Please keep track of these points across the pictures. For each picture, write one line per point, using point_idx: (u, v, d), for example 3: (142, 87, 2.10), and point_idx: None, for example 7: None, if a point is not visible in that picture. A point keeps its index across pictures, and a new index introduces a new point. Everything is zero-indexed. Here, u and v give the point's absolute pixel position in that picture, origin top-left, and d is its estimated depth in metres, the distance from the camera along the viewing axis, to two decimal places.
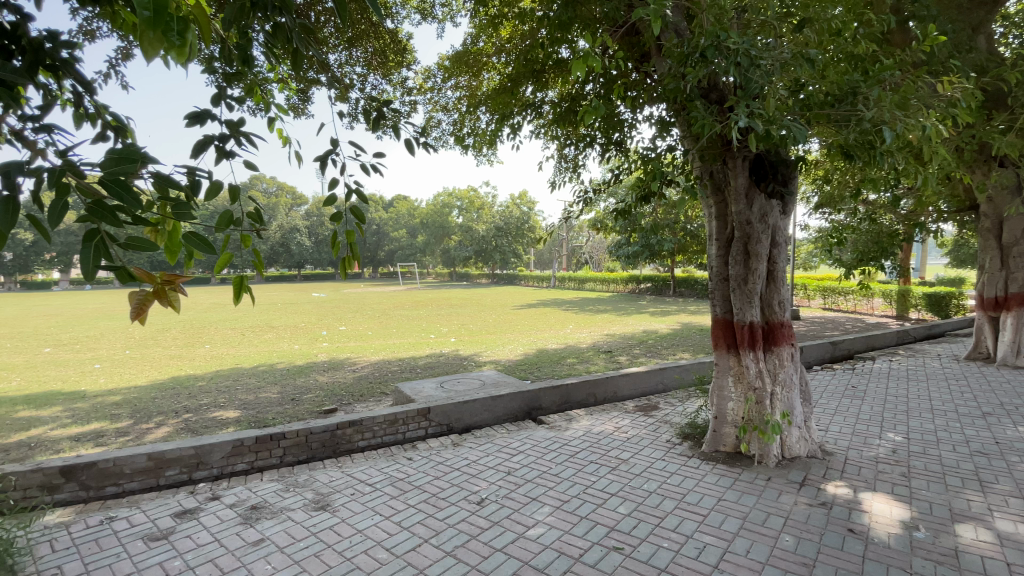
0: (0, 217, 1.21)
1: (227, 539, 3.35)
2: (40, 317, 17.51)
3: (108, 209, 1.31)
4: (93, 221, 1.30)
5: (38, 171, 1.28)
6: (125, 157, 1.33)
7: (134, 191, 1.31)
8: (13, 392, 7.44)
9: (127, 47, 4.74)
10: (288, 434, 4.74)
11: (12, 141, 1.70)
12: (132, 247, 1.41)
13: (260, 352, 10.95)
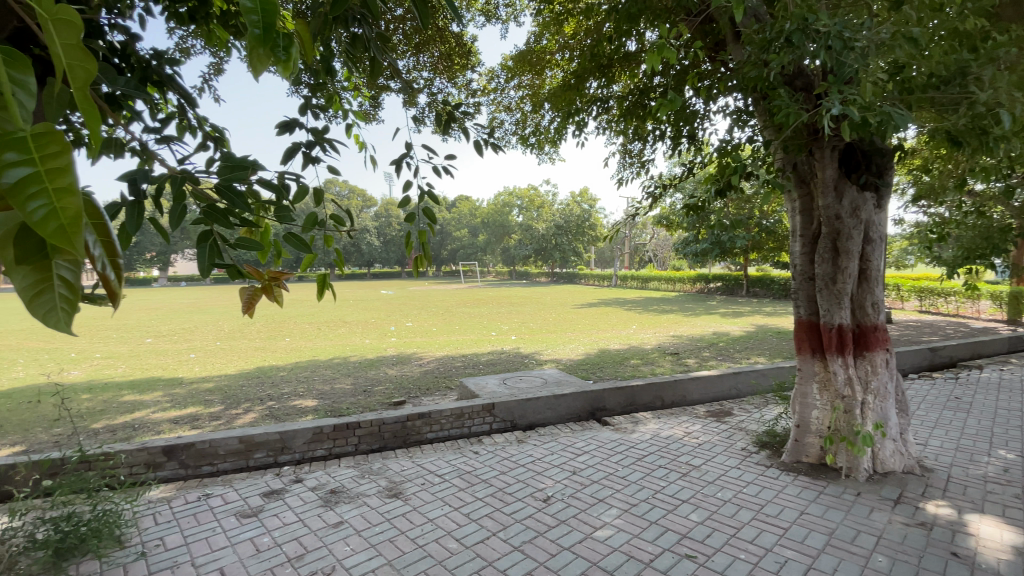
0: (130, 220, 1.35)
1: (310, 520, 3.59)
2: (149, 311, 19.58)
3: (221, 213, 1.44)
4: (208, 222, 1.44)
5: (160, 178, 1.42)
6: (236, 165, 1.45)
7: (244, 197, 1.43)
8: (124, 378, 8.38)
9: (219, 63, 5.18)
10: (362, 423, 5.00)
11: (133, 151, 1.90)
12: (240, 247, 1.54)
13: (334, 346, 11.60)
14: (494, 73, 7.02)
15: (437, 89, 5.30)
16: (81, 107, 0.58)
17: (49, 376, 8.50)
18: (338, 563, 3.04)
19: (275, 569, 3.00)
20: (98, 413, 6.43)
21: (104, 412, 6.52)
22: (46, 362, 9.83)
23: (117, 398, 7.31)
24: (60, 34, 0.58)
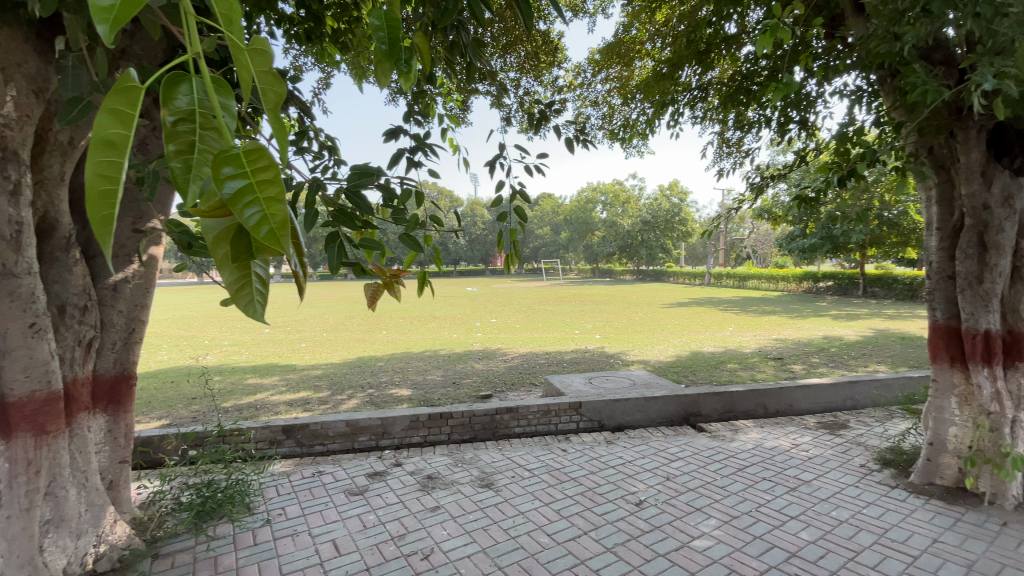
0: None
1: (409, 502, 3.82)
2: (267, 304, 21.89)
3: (348, 217, 1.58)
4: (335, 225, 1.58)
5: (298, 185, 1.58)
6: (363, 172, 1.58)
7: (368, 202, 1.56)
8: (248, 363, 9.47)
9: (327, 76, 5.64)
10: (455, 414, 5.21)
11: None
12: (362, 247, 1.67)
13: (425, 339, 12.18)
14: (580, 68, 6.93)
15: (524, 88, 5.35)
16: (268, 121, 0.65)
17: (190, 360, 9.82)
18: (435, 546, 3.19)
19: (380, 545, 3.23)
20: (228, 394, 7.32)
21: (233, 392, 7.41)
22: (188, 347, 11.37)
23: (243, 381, 8.26)
24: (252, 60, 0.66)
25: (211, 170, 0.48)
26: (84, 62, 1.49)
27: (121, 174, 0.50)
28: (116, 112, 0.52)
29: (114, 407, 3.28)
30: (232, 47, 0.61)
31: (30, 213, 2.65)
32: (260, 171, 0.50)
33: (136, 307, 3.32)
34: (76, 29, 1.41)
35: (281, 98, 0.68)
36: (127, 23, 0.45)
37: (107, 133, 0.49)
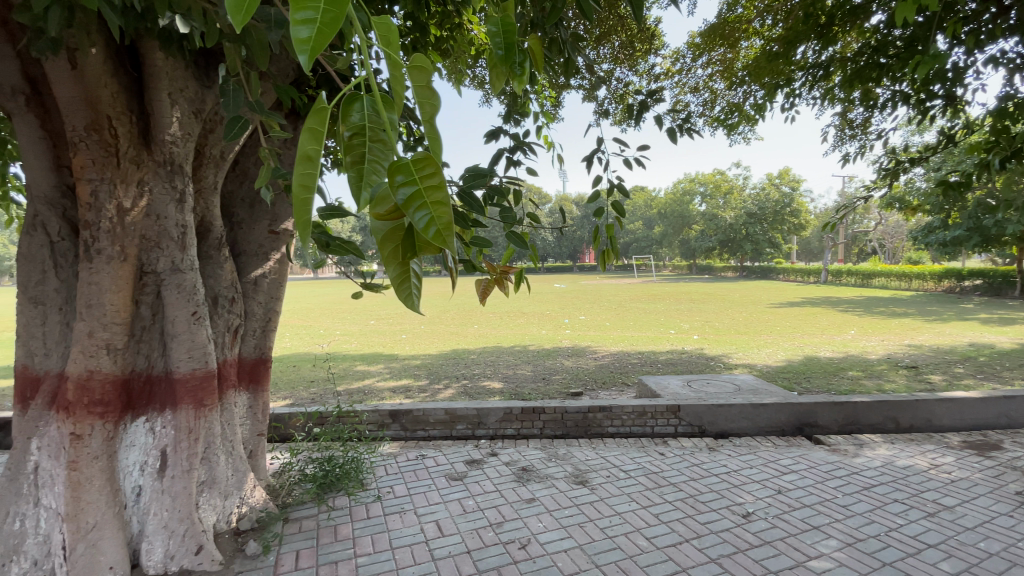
0: None
1: (506, 491, 3.94)
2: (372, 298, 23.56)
3: (461, 216, 1.66)
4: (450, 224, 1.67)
5: None
6: (477, 174, 1.65)
7: (480, 202, 1.63)
8: (356, 352, 10.29)
9: None
10: (548, 409, 5.26)
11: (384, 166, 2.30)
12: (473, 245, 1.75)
13: (515, 334, 12.38)
14: (679, 53, 6.60)
15: (617, 80, 5.23)
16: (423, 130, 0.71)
17: (308, 347, 10.90)
18: (532, 537, 3.26)
19: (480, 530, 3.36)
20: (340, 379, 8.01)
21: (344, 378, 8.10)
22: (305, 335, 12.60)
23: (352, 368, 8.99)
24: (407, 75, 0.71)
25: (387, 178, 0.54)
26: (241, 85, 1.72)
27: (315, 184, 0.58)
28: (313, 130, 0.59)
29: (254, 385, 3.73)
30: (395, 66, 0.68)
31: (193, 217, 3.11)
32: (427, 177, 0.55)
33: (272, 298, 3.75)
34: (235, 58, 1.64)
35: (434, 109, 0.73)
36: (323, 51, 0.47)
37: (306, 149, 0.57)
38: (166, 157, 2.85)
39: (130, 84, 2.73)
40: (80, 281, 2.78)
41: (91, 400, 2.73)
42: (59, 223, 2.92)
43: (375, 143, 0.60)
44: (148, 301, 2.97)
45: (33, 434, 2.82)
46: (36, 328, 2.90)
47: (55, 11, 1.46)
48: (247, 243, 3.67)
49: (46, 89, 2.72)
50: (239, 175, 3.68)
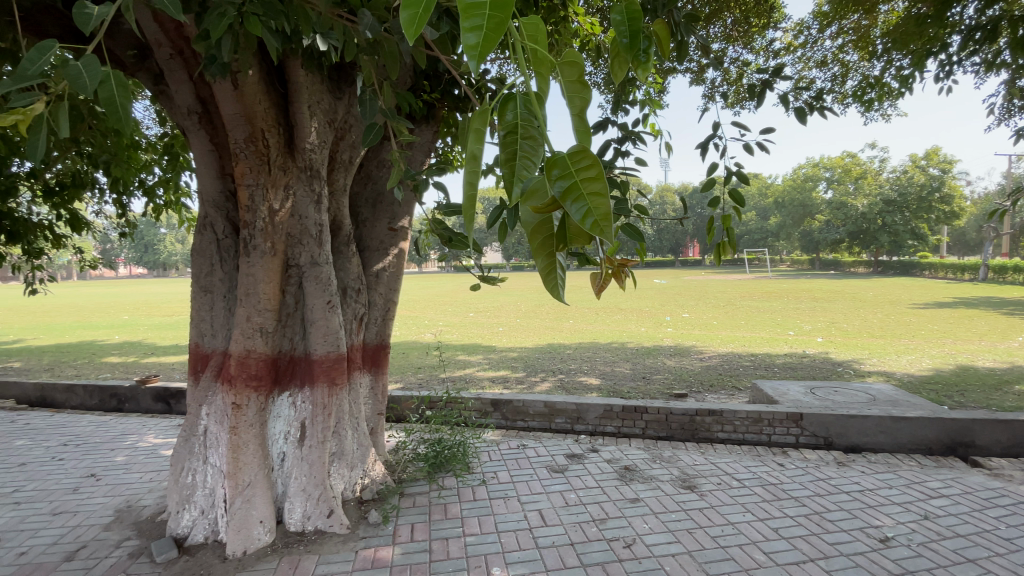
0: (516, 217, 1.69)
1: (608, 488, 3.90)
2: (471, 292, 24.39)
3: None
4: None
5: None
6: None
7: None
8: (458, 342, 10.79)
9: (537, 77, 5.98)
10: (651, 409, 5.09)
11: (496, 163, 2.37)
12: None
13: (613, 330, 12.13)
14: (803, 25, 5.95)
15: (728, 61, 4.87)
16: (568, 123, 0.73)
17: (415, 336, 11.64)
18: (638, 537, 3.20)
19: (583, 524, 3.37)
20: (443, 367, 8.43)
21: (447, 366, 8.54)
22: (411, 325, 13.41)
23: (453, 358, 9.41)
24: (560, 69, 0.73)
25: (545, 173, 0.57)
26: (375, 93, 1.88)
27: (477, 182, 0.63)
28: (475, 131, 0.65)
29: (375, 368, 4.06)
30: (542, 65, 0.71)
31: (328, 216, 3.48)
32: (583, 170, 0.57)
33: (391, 290, 4.07)
34: (371, 71, 1.79)
35: (584, 103, 0.74)
36: (490, 55, 0.51)
37: (470, 149, 0.63)
38: (307, 163, 3.21)
39: (279, 99, 3.10)
40: (240, 273, 3.24)
41: (248, 375, 3.17)
42: (223, 223, 3.42)
43: (527, 139, 0.62)
44: (292, 290, 3.38)
45: (203, 402, 3.34)
46: (205, 312, 3.42)
47: (229, 42, 1.73)
48: (369, 239, 4.01)
49: (215, 108, 3.18)
50: (364, 177, 4.03)
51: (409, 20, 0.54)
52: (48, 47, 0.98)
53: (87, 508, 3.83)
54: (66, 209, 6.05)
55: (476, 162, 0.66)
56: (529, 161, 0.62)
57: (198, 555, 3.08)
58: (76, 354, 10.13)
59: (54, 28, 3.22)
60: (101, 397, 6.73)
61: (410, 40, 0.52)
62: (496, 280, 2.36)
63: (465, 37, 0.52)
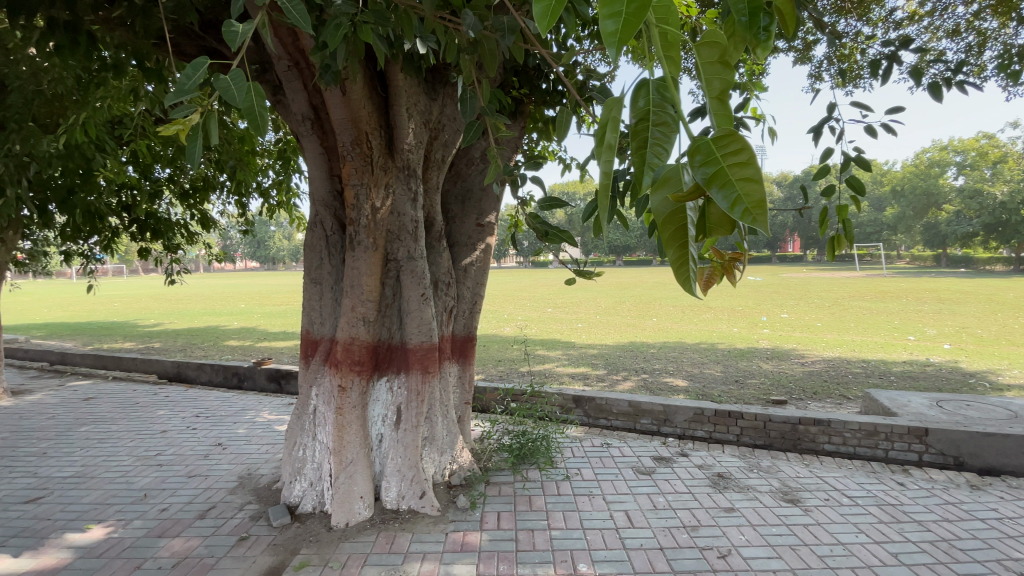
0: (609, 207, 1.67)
1: (700, 495, 3.73)
2: (550, 287, 24.37)
3: None
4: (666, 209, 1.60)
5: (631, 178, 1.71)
6: None
7: None
8: (538, 337, 10.85)
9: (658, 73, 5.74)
10: (746, 415, 4.78)
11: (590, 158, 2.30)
12: None
13: (700, 330, 11.53)
14: None
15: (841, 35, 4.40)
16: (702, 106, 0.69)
17: (496, 330, 11.89)
18: (733, 548, 3.03)
19: (672, 529, 3.25)
20: (523, 361, 8.52)
21: (527, 360, 8.62)
22: (492, 319, 13.70)
23: (533, 353, 9.47)
24: (700, 55, 0.70)
25: (685, 160, 0.56)
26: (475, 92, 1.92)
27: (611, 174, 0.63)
28: (607, 122, 0.65)
29: (463, 359, 4.18)
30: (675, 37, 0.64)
31: (422, 213, 3.65)
32: (729, 155, 0.54)
33: (478, 284, 4.18)
34: (470, 69, 1.83)
35: (725, 84, 0.68)
36: (629, 43, 0.51)
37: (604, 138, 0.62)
38: (405, 163, 3.39)
39: (381, 104, 3.30)
40: (346, 266, 3.50)
41: (352, 361, 3.42)
42: (331, 220, 3.70)
43: (659, 125, 0.63)
44: (390, 283, 3.58)
45: (313, 383, 3.66)
46: (315, 302, 3.73)
47: (342, 51, 1.87)
48: (459, 235, 4.14)
49: (325, 114, 3.44)
50: (454, 175, 4.17)
51: (544, 13, 0.55)
52: (200, 63, 1.01)
53: (216, 473, 4.35)
54: (199, 209, 6.88)
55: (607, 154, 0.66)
56: (660, 147, 0.63)
57: (308, 523, 3.38)
58: (204, 337, 11.53)
59: (192, 49, 3.70)
60: (225, 376, 7.61)
61: (544, 33, 0.54)
62: (592, 274, 2.33)
63: (606, 22, 0.52)
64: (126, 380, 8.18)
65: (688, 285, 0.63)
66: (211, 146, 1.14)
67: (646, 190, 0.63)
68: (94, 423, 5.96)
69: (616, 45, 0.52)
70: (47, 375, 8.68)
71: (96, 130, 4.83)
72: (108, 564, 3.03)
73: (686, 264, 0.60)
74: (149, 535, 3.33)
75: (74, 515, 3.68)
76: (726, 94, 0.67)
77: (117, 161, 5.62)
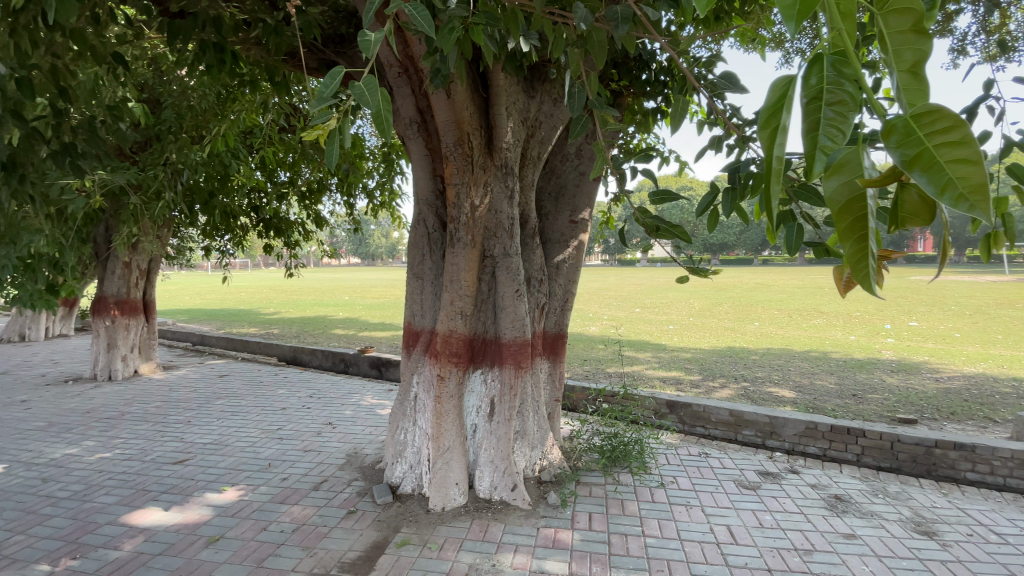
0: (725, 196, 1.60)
1: (813, 517, 3.41)
2: (640, 287, 23.55)
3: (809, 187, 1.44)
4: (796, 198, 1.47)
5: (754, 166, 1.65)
6: None
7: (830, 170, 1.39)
8: (627, 337, 10.55)
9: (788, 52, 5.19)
10: (869, 433, 4.28)
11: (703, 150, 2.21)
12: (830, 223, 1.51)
13: (810, 337, 10.51)
14: None
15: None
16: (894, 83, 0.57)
17: (582, 328, 11.76)
18: None
19: (782, 550, 3.01)
20: (611, 361, 8.33)
21: (615, 361, 8.41)
22: (579, 317, 13.55)
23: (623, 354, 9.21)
24: (886, 24, 0.61)
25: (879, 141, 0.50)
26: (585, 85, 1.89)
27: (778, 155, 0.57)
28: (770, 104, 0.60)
29: (553, 355, 4.18)
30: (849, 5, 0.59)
31: (518, 211, 3.71)
32: (937, 137, 0.48)
33: (570, 281, 4.17)
34: (579, 62, 1.80)
35: (921, 56, 0.58)
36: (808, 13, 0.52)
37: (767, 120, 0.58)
38: (503, 161, 3.46)
39: (481, 104, 3.38)
40: (445, 262, 3.64)
41: (450, 352, 3.57)
42: (433, 219, 3.89)
43: (833, 105, 0.56)
44: (486, 279, 3.68)
45: (414, 372, 3.87)
46: (417, 296, 3.93)
47: (454, 56, 1.94)
48: (552, 232, 4.15)
49: (429, 116, 3.60)
50: (548, 172, 4.18)
51: None
52: (336, 72, 1.08)
53: (327, 450, 4.76)
54: (313, 209, 7.54)
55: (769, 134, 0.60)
56: (835, 130, 0.56)
57: (408, 503, 3.59)
58: (315, 326, 12.63)
59: (313, 62, 4.07)
60: (333, 361, 8.31)
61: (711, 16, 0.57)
62: (708, 272, 2.19)
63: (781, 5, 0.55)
64: (252, 361, 9.20)
65: (868, 288, 0.55)
66: (346, 149, 1.23)
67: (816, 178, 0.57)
68: (227, 398, 6.79)
69: (794, 19, 0.54)
70: (190, 354, 10.03)
71: (233, 140, 5.48)
72: (241, 523, 3.44)
73: (869, 257, 0.52)
74: (272, 501, 3.73)
75: (213, 477, 4.22)
76: (922, 66, 0.57)
77: (248, 167, 6.33)
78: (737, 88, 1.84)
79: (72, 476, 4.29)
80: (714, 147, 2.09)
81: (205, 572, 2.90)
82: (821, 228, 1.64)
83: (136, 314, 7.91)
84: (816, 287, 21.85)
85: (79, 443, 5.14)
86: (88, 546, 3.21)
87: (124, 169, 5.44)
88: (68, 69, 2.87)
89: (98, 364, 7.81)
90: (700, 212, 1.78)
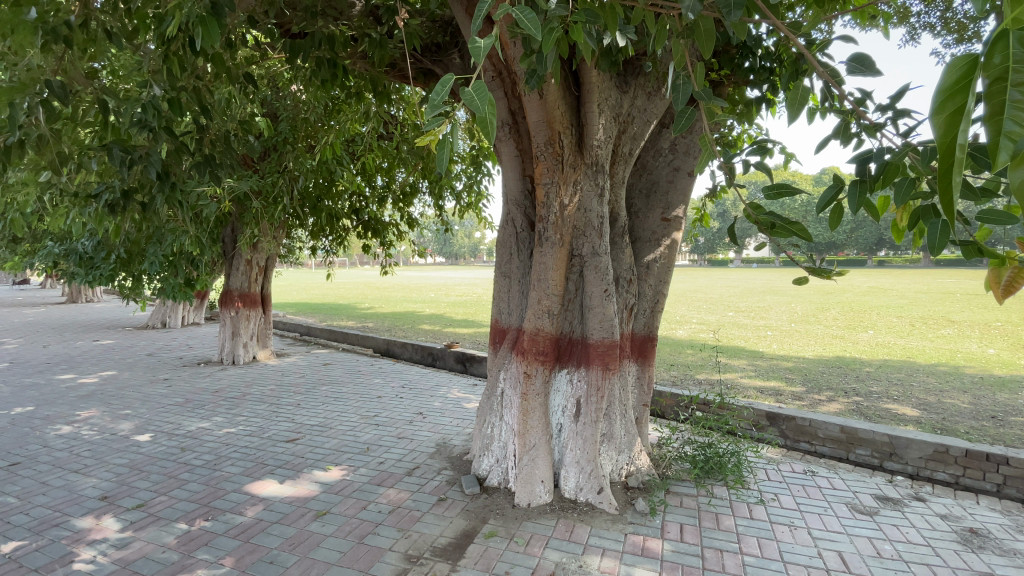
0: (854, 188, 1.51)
1: (942, 551, 3.01)
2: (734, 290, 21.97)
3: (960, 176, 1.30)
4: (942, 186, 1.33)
5: (889, 156, 1.53)
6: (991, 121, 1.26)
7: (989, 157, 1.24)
8: (718, 342, 9.97)
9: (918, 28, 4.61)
10: (1014, 461, 3.69)
11: (828, 140, 2.03)
12: (988, 219, 1.34)
13: (938, 349, 9.24)
14: None
15: None
16: None
17: (669, 331, 11.32)
18: None
19: None
20: (701, 368, 7.90)
21: (705, 367, 7.99)
22: (666, 320, 13.00)
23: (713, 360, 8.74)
24: None
25: None
26: (691, 78, 1.81)
27: (955, 139, 0.51)
28: (952, 89, 0.54)
29: (642, 358, 4.05)
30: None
31: (608, 209, 3.66)
32: None
33: (661, 282, 4.03)
34: (684, 53, 1.72)
35: None
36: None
37: (953, 105, 0.52)
38: (594, 159, 3.42)
39: (574, 102, 3.37)
40: (534, 261, 3.67)
41: (537, 351, 3.59)
42: (522, 219, 3.94)
43: (1020, 86, 0.52)
44: (574, 278, 3.66)
45: (500, 368, 3.94)
46: (504, 294, 4.00)
47: (552, 56, 1.95)
48: (642, 230, 4.03)
49: (520, 117, 3.65)
50: (640, 169, 4.07)
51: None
52: (448, 79, 1.12)
53: (419, 438, 5.01)
54: (405, 211, 7.95)
55: (948, 119, 0.54)
56: (1023, 114, 0.51)
57: (494, 496, 3.67)
58: (406, 321, 13.33)
59: (412, 71, 4.30)
60: (423, 354, 8.71)
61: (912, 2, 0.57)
62: (831, 274, 1.98)
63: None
64: (351, 352, 9.91)
65: None
66: (452, 153, 1.27)
67: (1005, 166, 0.50)
68: (330, 385, 7.38)
69: None
70: (299, 343, 11.04)
71: (338, 148, 5.94)
72: (343, 501, 3.72)
73: None
74: (370, 482, 4.00)
75: (319, 456, 4.62)
76: None
77: (352, 173, 6.88)
78: (871, 72, 1.67)
79: (204, 447, 4.90)
80: (840, 137, 1.91)
81: (315, 542, 3.18)
82: (972, 225, 1.46)
83: (256, 306, 8.87)
84: (946, 291, 19.14)
85: (210, 418, 5.86)
86: (217, 510, 3.65)
87: (248, 177, 6.12)
88: (207, 88, 3.27)
89: (224, 350, 8.84)
90: (821, 208, 1.62)
